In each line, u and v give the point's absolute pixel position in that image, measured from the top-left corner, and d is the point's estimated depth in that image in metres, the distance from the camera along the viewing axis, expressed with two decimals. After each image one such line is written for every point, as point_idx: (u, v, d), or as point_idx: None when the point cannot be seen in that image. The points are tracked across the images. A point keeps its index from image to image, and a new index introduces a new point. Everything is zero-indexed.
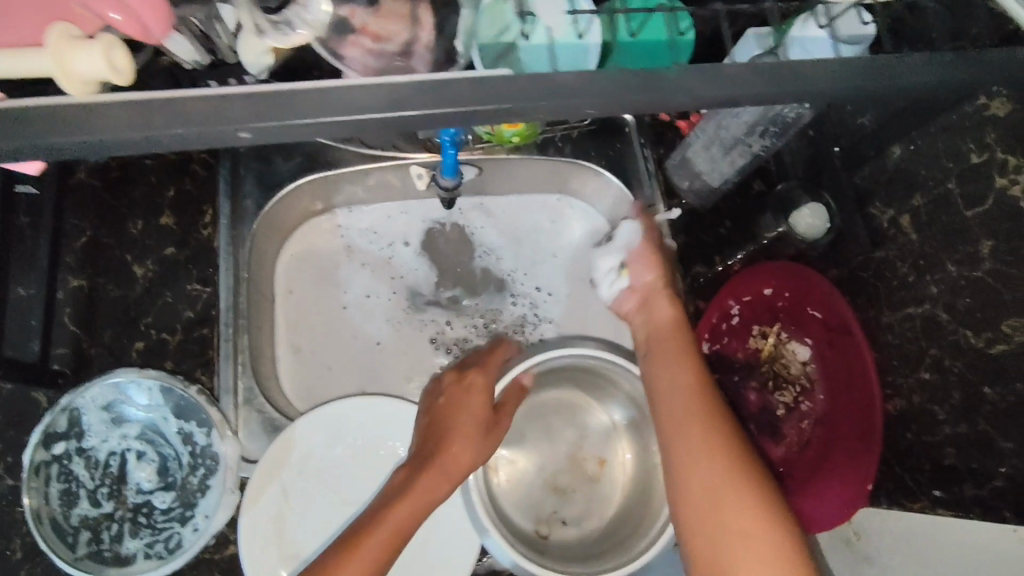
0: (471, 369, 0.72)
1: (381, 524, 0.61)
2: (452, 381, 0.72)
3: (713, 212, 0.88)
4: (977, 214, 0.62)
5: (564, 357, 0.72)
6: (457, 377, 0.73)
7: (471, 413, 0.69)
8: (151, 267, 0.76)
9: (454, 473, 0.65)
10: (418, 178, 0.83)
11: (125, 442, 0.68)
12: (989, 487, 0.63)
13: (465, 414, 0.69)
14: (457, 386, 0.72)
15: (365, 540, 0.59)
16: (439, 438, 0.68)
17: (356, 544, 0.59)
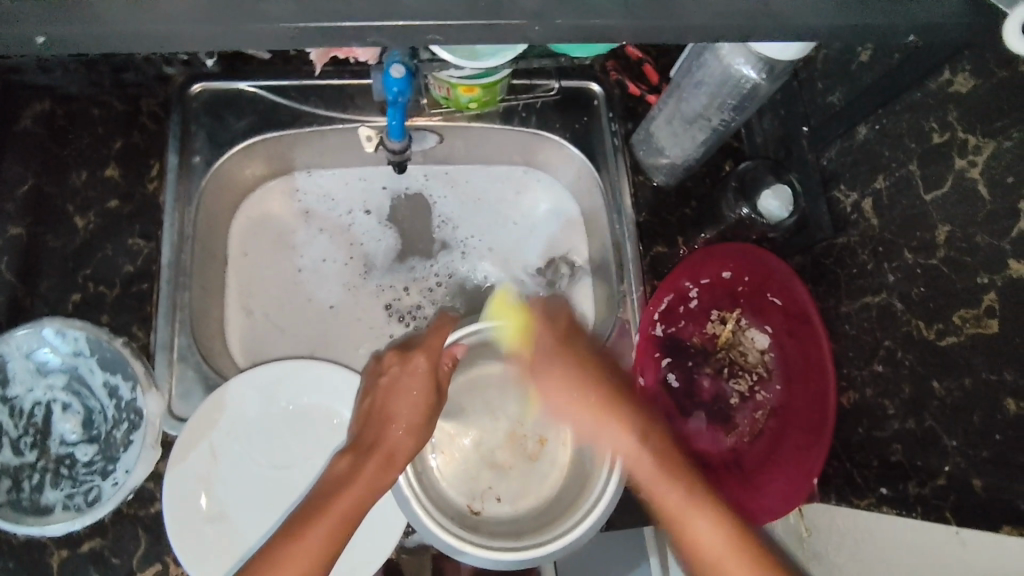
0: (414, 350, 0.68)
1: (328, 511, 0.58)
2: (394, 362, 0.68)
3: (680, 192, 0.86)
4: (935, 197, 0.59)
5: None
6: (399, 357, 0.68)
7: (412, 397, 0.66)
8: (93, 219, 0.75)
9: (396, 457, 0.63)
10: (365, 139, 0.80)
11: (50, 392, 0.67)
12: (931, 485, 0.60)
13: (405, 399, 0.65)
14: (399, 368, 0.67)
15: (312, 527, 0.57)
16: (378, 419, 0.65)
17: (302, 535, 0.57)
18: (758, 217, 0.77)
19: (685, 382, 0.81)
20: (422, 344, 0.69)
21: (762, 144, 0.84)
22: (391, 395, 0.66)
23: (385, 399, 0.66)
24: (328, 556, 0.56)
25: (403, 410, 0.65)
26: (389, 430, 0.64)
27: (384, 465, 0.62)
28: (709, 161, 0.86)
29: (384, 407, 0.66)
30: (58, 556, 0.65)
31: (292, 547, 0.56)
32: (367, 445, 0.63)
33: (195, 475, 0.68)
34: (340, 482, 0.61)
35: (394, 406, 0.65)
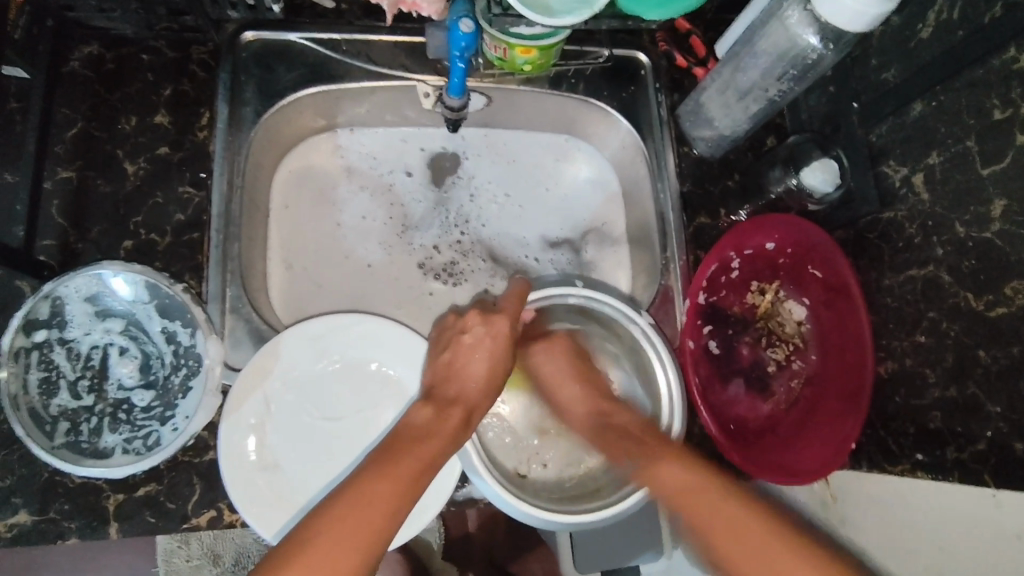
0: (497, 313, 0.69)
1: (412, 453, 0.61)
2: (475, 321, 0.69)
3: (724, 164, 0.87)
4: (993, 172, 0.61)
5: (563, 296, 0.73)
6: (482, 318, 0.69)
7: (490, 356, 0.68)
8: (143, 165, 0.74)
9: (474, 414, 0.66)
10: (425, 97, 0.82)
11: (107, 336, 0.69)
12: (970, 451, 0.63)
13: (485, 360, 0.68)
14: (481, 329, 0.69)
15: (398, 464, 0.59)
16: (456, 376, 0.68)
17: (390, 470, 0.58)
18: (804, 190, 0.79)
19: (724, 351, 0.83)
20: (501, 306, 0.71)
21: (806, 121, 0.85)
22: (472, 353, 0.68)
23: (464, 357, 0.68)
24: (412, 493, 0.58)
25: (481, 369, 0.68)
26: (470, 386, 0.67)
27: (464, 421, 0.65)
28: (753, 136, 0.87)
29: (461, 365, 0.68)
30: (114, 500, 0.65)
31: (383, 480, 0.57)
32: (447, 399, 0.66)
33: (252, 424, 0.68)
34: (422, 430, 0.63)
35: (472, 365, 0.68)
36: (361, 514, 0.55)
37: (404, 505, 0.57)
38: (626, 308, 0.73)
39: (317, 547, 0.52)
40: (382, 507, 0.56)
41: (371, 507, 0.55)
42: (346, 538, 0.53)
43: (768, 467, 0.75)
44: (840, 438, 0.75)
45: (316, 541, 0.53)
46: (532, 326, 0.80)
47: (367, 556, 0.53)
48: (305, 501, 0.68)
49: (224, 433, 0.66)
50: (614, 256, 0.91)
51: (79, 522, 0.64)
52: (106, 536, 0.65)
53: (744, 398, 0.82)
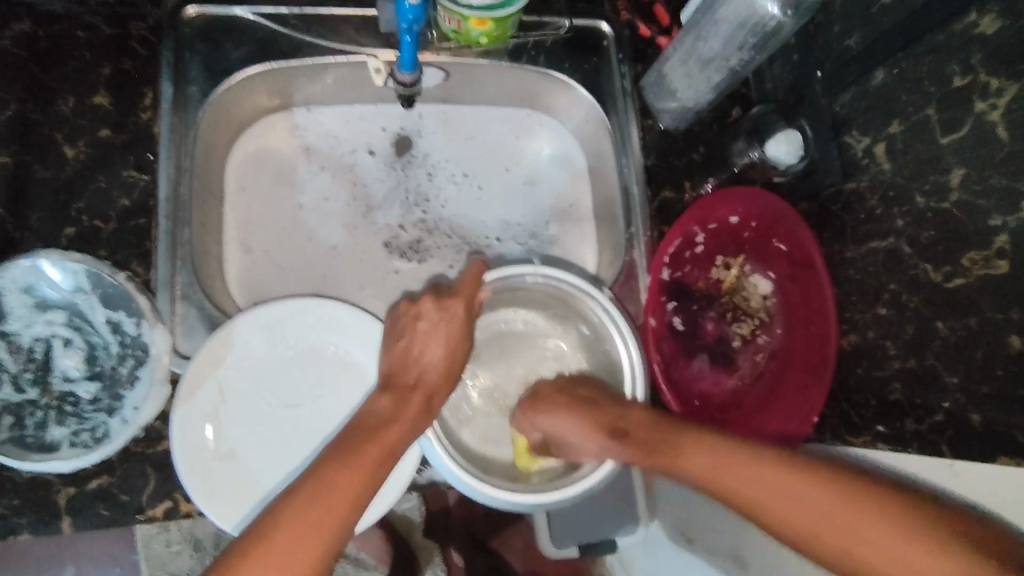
0: (450, 297, 0.68)
1: (374, 442, 0.59)
2: (430, 306, 0.68)
3: (688, 137, 0.85)
4: (952, 141, 0.60)
5: (521, 273, 0.72)
6: (435, 302, 0.68)
7: (446, 341, 0.67)
8: (83, 149, 0.71)
9: (434, 401, 0.65)
10: (376, 72, 0.79)
11: (50, 328, 0.67)
12: (927, 422, 0.63)
13: (441, 345, 0.66)
14: (435, 313, 0.68)
15: (363, 451, 0.58)
16: (414, 361, 0.66)
17: (354, 459, 0.57)
18: (767, 163, 0.77)
19: (690, 327, 0.82)
20: (456, 287, 0.69)
21: (770, 91, 0.83)
22: (429, 338, 0.67)
23: (421, 343, 0.66)
24: (374, 480, 0.57)
25: (439, 353, 0.67)
26: (429, 371, 0.66)
27: (425, 406, 0.64)
28: (718, 107, 0.85)
29: (418, 351, 0.66)
30: (65, 494, 0.64)
31: (344, 470, 0.56)
32: (406, 386, 0.64)
33: (207, 414, 0.67)
34: (384, 418, 0.62)
35: (429, 351, 0.67)
36: (323, 504, 0.53)
37: (366, 494, 0.56)
38: (584, 282, 0.72)
39: (276, 538, 0.51)
40: (344, 498, 0.55)
41: (332, 499, 0.54)
42: (302, 526, 0.52)
43: None
44: (804, 412, 0.74)
45: (277, 527, 0.52)
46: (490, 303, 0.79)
47: (327, 545, 0.52)
48: (263, 490, 0.67)
49: (178, 425, 0.65)
50: (578, 232, 0.89)
51: (29, 517, 0.63)
52: (58, 531, 0.63)
53: (710, 374, 0.81)
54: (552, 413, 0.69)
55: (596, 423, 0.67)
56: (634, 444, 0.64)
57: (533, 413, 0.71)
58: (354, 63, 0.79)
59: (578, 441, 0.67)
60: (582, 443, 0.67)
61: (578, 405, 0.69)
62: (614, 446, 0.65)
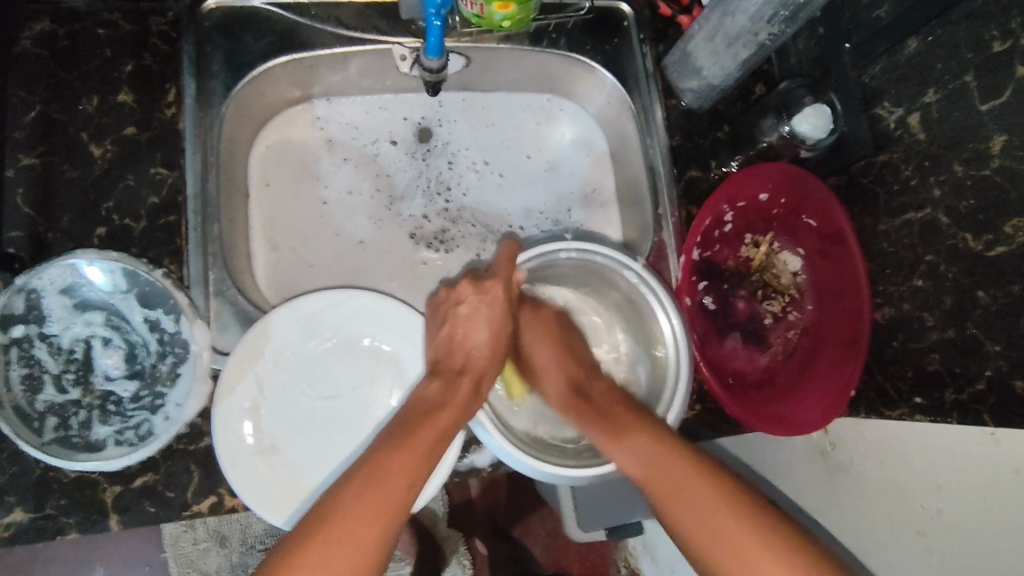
0: (488, 279, 0.69)
1: (426, 427, 0.59)
2: (471, 290, 0.70)
3: (712, 116, 0.84)
4: (992, 108, 0.59)
5: (561, 251, 0.71)
6: (474, 286, 0.69)
7: (490, 324, 0.69)
8: (109, 148, 0.70)
9: (482, 384, 0.65)
10: (400, 60, 0.78)
11: (90, 328, 0.68)
12: (970, 392, 0.62)
13: (484, 328, 0.68)
14: (475, 297, 0.69)
15: (416, 434, 0.58)
16: (459, 347, 0.68)
17: (408, 442, 0.58)
18: (796, 138, 0.77)
19: (721, 306, 0.82)
20: (494, 268, 0.71)
21: (795, 65, 0.82)
22: (471, 322, 0.68)
23: (464, 328, 0.68)
24: (429, 463, 0.58)
25: (483, 336, 0.68)
26: (474, 354, 0.67)
27: (473, 388, 0.64)
28: (741, 84, 0.85)
29: (462, 335, 0.68)
30: (111, 492, 0.64)
31: (401, 453, 0.56)
32: (453, 370, 0.65)
33: (248, 408, 0.67)
34: (435, 401, 0.62)
35: (473, 335, 0.68)
36: (380, 486, 0.54)
37: (420, 476, 0.56)
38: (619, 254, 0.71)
39: (340, 521, 0.51)
40: (399, 479, 0.55)
41: (388, 476, 0.54)
42: (359, 509, 0.52)
43: (768, 419, 0.75)
44: (841, 386, 0.74)
45: (340, 509, 0.52)
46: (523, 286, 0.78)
47: (386, 524, 0.52)
48: (307, 480, 0.67)
49: (219, 418, 0.65)
50: (605, 216, 0.89)
51: (77, 517, 0.63)
52: (106, 529, 0.64)
53: (742, 352, 0.82)
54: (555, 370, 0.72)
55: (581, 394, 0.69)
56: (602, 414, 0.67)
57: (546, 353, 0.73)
58: (376, 51, 0.78)
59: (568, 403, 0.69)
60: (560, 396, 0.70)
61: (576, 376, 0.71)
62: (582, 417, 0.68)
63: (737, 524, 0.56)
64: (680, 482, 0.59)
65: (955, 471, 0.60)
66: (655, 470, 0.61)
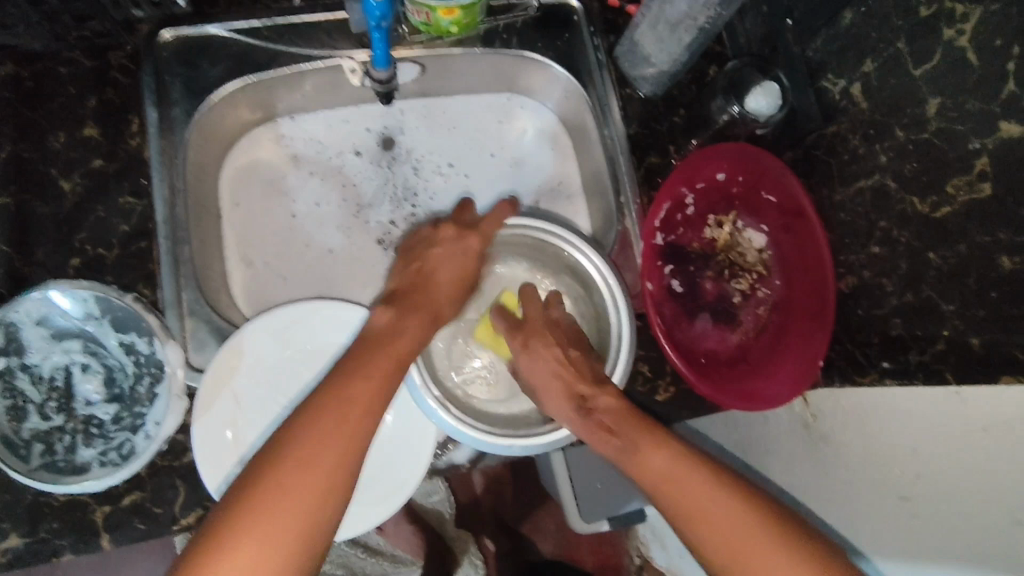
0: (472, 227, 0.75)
1: (378, 358, 0.62)
2: (449, 233, 0.75)
3: (667, 101, 0.85)
4: (925, 72, 0.60)
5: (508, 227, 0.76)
6: (454, 230, 0.75)
7: (461, 264, 0.74)
8: (78, 181, 0.73)
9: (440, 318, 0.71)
10: (351, 73, 0.81)
11: (68, 356, 0.70)
12: (931, 352, 0.62)
13: (456, 265, 0.74)
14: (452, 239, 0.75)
15: (369, 364, 0.61)
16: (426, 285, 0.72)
17: (366, 368, 0.60)
18: (747, 117, 0.77)
19: (689, 288, 0.83)
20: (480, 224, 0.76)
21: (745, 45, 0.83)
22: (444, 262, 0.73)
23: (435, 266, 0.73)
24: (389, 385, 0.60)
25: (450, 273, 0.73)
26: (436, 301, 0.71)
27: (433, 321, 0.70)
28: (693, 68, 0.86)
29: (431, 273, 0.73)
30: (101, 513, 0.66)
31: (350, 387, 0.58)
32: (415, 303, 0.69)
33: (226, 421, 0.69)
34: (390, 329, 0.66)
35: (441, 270, 0.73)
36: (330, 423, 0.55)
37: (377, 397, 0.59)
38: (564, 228, 0.75)
39: (287, 467, 0.52)
40: (355, 409, 0.57)
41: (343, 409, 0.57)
42: (307, 464, 0.53)
43: (740, 396, 0.76)
44: (809, 357, 0.75)
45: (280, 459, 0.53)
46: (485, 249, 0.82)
47: (323, 481, 0.53)
48: None
49: (198, 432, 0.67)
50: (569, 208, 0.91)
51: (70, 538, 0.66)
52: (99, 548, 0.66)
53: (713, 332, 0.82)
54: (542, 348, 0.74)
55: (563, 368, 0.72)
56: (590, 423, 0.69)
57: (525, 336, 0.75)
58: (331, 66, 0.80)
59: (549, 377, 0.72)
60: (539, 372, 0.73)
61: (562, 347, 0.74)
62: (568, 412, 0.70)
63: (757, 526, 0.57)
64: (694, 491, 0.60)
65: (929, 432, 0.61)
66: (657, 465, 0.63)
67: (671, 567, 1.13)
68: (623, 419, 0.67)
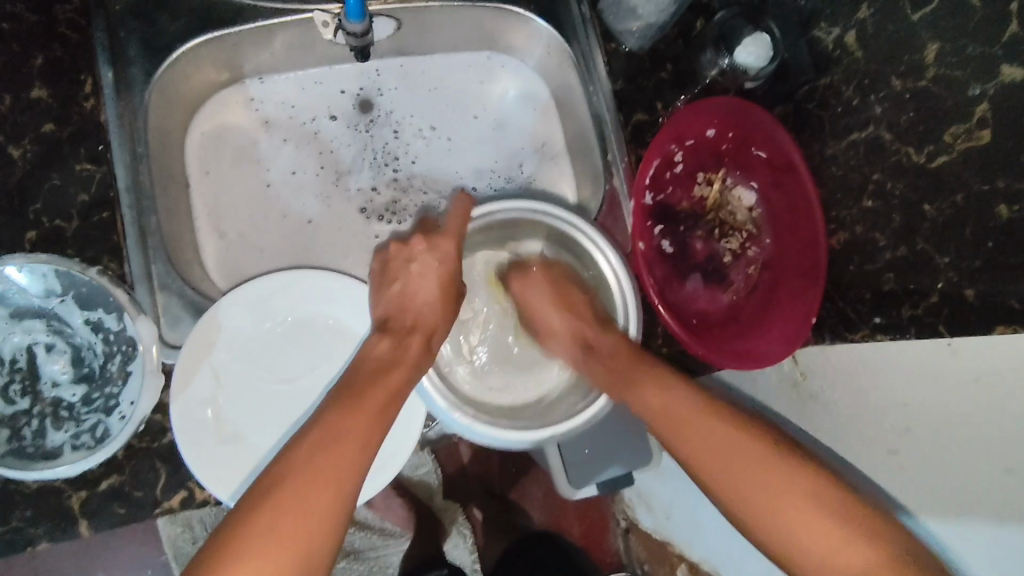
0: (439, 235, 0.70)
1: (377, 386, 0.63)
2: (421, 247, 0.71)
3: (655, 57, 0.81)
4: (924, 17, 0.59)
5: (515, 214, 0.71)
6: (427, 242, 0.71)
7: (439, 279, 0.71)
8: (29, 148, 0.67)
9: (433, 340, 0.69)
10: (324, 25, 0.73)
11: (31, 336, 0.67)
12: (924, 305, 0.60)
13: (435, 282, 0.71)
14: (426, 254, 0.71)
15: (366, 396, 0.62)
16: (410, 303, 0.70)
17: (356, 405, 0.61)
18: (738, 70, 0.75)
19: (679, 248, 0.82)
20: (445, 226, 0.71)
21: None
22: (422, 279, 0.71)
23: (415, 283, 0.70)
24: (380, 420, 0.61)
25: (433, 291, 0.71)
26: (424, 313, 0.70)
27: (425, 345, 0.68)
28: (680, 21, 0.81)
29: (412, 292, 0.70)
30: (77, 499, 0.63)
31: (347, 416, 0.60)
32: (404, 328, 0.68)
33: (206, 399, 0.66)
34: (386, 359, 0.65)
35: (423, 291, 0.71)
36: (329, 450, 0.57)
37: (370, 439, 0.60)
38: (570, 217, 0.71)
39: (290, 483, 0.55)
40: (349, 442, 0.58)
41: (340, 439, 0.58)
42: (312, 500, 0.54)
43: (733, 354, 0.75)
44: (801, 314, 0.74)
45: (282, 491, 0.54)
46: (472, 241, 0.79)
47: (336, 492, 0.56)
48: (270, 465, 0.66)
49: (178, 413, 0.64)
50: (556, 171, 0.88)
51: (45, 526, 0.63)
52: (76, 535, 0.63)
53: (705, 292, 0.81)
54: (540, 297, 0.78)
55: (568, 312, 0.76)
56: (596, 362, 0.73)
57: (522, 288, 0.79)
58: (302, 22, 0.75)
59: (561, 329, 0.77)
60: (549, 317, 0.77)
61: (559, 289, 0.77)
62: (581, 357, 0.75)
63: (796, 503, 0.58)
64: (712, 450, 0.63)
65: (919, 388, 0.60)
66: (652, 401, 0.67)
67: (658, 528, 1.14)
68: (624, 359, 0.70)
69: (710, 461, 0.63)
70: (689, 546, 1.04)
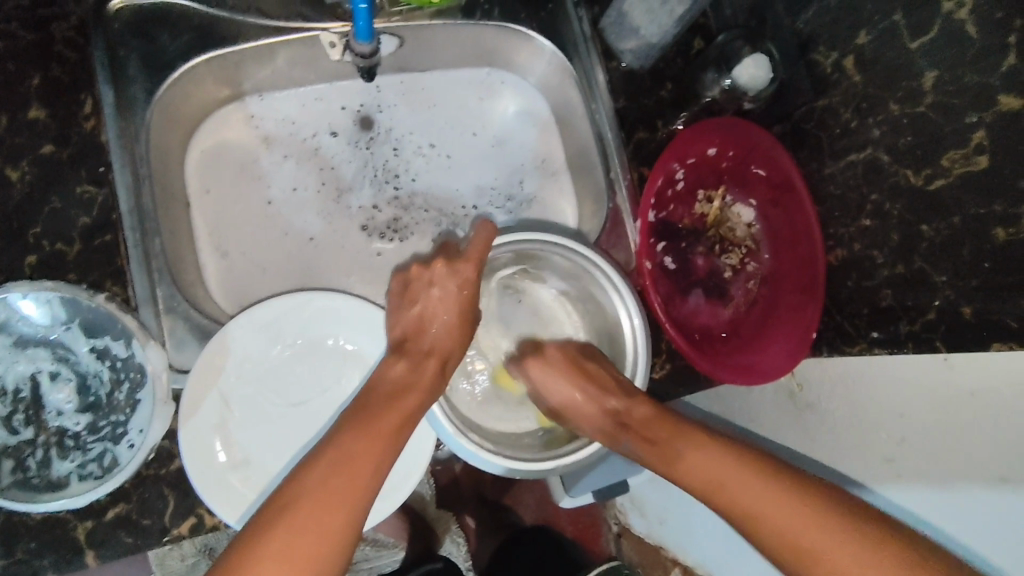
0: (460, 261, 0.70)
1: (391, 410, 0.63)
2: (441, 270, 0.71)
3: (654, 75, 0.83)
4: (921, 44, 0.61)
5: (533, 244, 0.70)
6: (447, 266, 0.71)
7: (457, 305, 0.70)
8: (27, 170, 0.66)
9: (448, 365, 0.69)
10: (330, 47, 0.75)
11: (34, 365, 0.66)
12: (921, 322, 0.62)
13: (453, 310, 0.70)
14: (445, 278, 0.70)
15: (380, 419, 0.62)
16: (427, 327, 0.70)
17: (371, 429, 0.61)
18: (737, 90, 0.77)
19: (680, 264, 0.83)
20: (466, 251, 0.71)
21: (730, 17, 0.82)
22: (440, 304, 0.70)
23: (433, 306, 0.70)
24: (393, 445, 0.61)
25: (450, 318, 0.70)
26: (440, 338, 0.70)
27: (439, 370, 0.68)
28: (679, 40, 0.83)
29: (430, 317, 0.70)
30: (83, 528, 0.62)
31: (362, 440, 0.60)
32: (420, 352, 0.68)
33: (214, 425, 0.65)
34: (402, 383, 0.65)
35: (439, 317, 0.70)
36: (342, 473, 0.57)
37: (383, 462, 0.60)
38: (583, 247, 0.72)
39: (299, 509, 0.54)
40: (362, 466, 0.58)
41: (354, 463, 0.58)
42: (324, 524, 0.54)
43: (735, 369, 0.77)
44: (801, 330, 0.76)
45: (295, 512, 0.54)
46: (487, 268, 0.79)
47: (347, 519, 0.55)
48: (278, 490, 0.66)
49: (184, 442, 0.63)
50: (558, 189, 0.88)
51: (50, 558, 0.61)
52: (84, 565, 0.62)
53: (706, 308, 0.83)
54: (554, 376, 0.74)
55: (585, 386, 0.72)
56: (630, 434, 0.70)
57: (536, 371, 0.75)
58: (305, 41, 0.75)
59: (583, 413, 0.72)
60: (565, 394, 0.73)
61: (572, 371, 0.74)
62: (614, 435, 0.71)
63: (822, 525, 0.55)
64: (737, 491, 0.61)
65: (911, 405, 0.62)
66: (693, 471, 0.64)
67: (650, 534, 1.15)
68: (657, 426, 0.68)
69: (745, 505, 0.60)
70: (683, 551, 1.05)
